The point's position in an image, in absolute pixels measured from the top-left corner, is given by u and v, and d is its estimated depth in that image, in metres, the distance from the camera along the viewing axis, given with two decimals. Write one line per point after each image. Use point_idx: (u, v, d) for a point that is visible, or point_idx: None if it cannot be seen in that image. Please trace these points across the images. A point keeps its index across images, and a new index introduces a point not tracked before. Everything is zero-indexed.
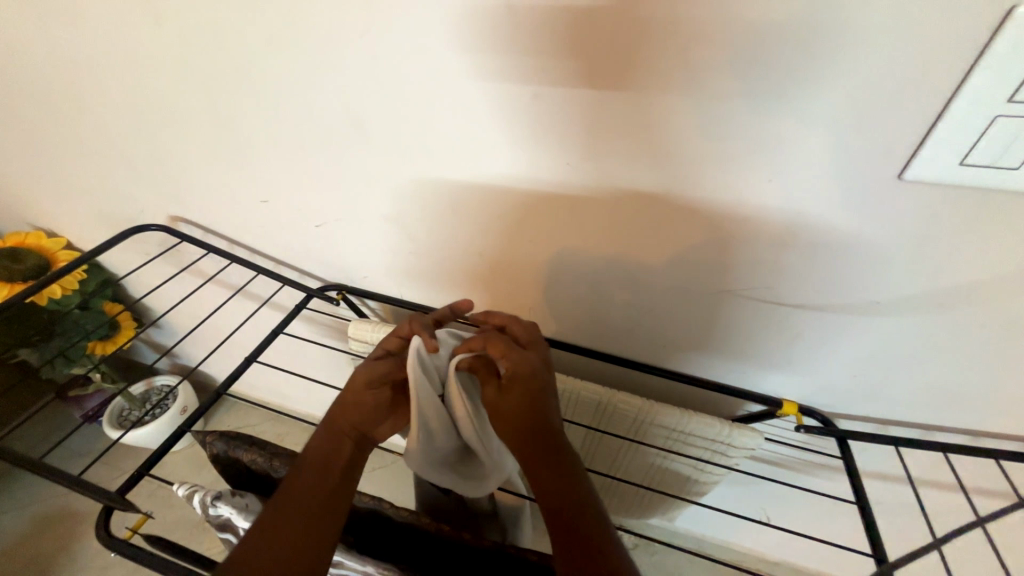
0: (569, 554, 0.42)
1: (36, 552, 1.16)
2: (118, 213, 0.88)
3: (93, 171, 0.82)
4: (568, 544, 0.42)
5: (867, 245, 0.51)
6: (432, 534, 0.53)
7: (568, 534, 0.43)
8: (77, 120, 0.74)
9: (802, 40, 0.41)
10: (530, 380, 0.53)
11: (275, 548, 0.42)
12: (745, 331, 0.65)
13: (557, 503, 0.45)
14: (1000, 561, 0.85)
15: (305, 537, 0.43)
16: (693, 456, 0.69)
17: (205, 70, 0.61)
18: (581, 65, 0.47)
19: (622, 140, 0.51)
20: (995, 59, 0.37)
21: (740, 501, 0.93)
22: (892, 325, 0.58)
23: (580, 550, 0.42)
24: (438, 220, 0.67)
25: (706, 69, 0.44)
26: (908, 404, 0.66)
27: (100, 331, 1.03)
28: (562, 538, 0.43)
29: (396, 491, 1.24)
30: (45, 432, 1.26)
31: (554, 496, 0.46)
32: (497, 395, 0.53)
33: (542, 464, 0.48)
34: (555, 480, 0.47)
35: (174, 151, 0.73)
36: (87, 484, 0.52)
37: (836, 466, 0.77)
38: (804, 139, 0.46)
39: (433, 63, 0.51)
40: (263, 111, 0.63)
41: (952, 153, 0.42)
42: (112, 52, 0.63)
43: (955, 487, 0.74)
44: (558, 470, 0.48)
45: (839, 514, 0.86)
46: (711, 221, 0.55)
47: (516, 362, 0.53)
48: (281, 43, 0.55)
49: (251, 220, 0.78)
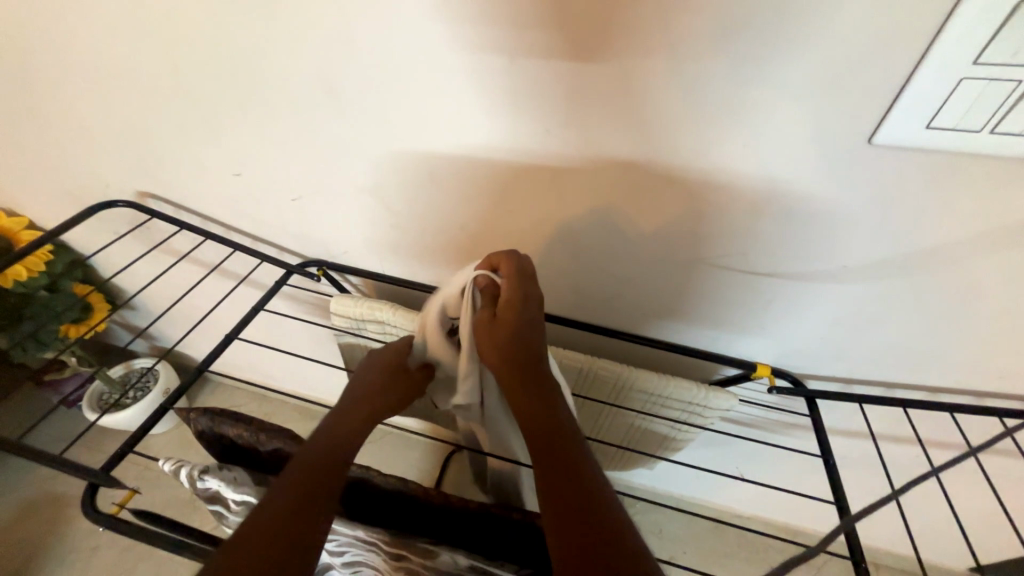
0: (549, 467, 0.44)
1: (23, 535, 1.16)
2: (81, 188, 0.84)
3: (49, 145, 0.78)
4: (545, 462, 0.45)
5: (838, 210, 0.53)
6: (421, 499, 0.54)
7: (548, 450, 0.45)
8: (26, 89, 0.70)
9: (779, 4, 0.40)
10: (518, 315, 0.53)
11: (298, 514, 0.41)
12: (720, 298, 0.67)
13: (538, 423, 0.48)
14: (950, 506, 0.92)
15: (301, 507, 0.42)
16: (672, 418, 0.72)
17: (164, 35, 0.57)
18: (558, 29, 0.46)
19: (600, 106, 0.50)
20: (962, 24, 0.38)
21: (716, 460, 0.98)
22: (859, 289, 0.60)
23: (556, 466, 0.44)
24: (418, 192, 0.66)
25: (684, 33, 0.43)
26: (872, 364, 0.70)
27: (71, 313, 0.99)
28: (542, 452, 0.45)
29: (385, 463, 1.27)
30: (22, 418, 1.24)
31: (535, 418, 0.48)
32: (490, 317, 0.54)
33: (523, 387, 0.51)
34: (537, 405, 0.50)
35: (136, 123, 0.69)
36: (68, 462, 0.52)
37: (805, 424, 0.81)
38: (780, 105, 0.46)
39: (406, 25, 0.49)
40: (229, 79, 0.60)
41: (919, 118, 0.43)
42: (59, 15, 0.59)
43: (912, 440, 0.79)
44: (540, 398, 0.50)
45: (807, 469, 0.91)
46: (689, 189, 0.55)
47: (510, 294, 0.54)
48: (244, 5, 0.52)
49: (223, 194, 0.76)
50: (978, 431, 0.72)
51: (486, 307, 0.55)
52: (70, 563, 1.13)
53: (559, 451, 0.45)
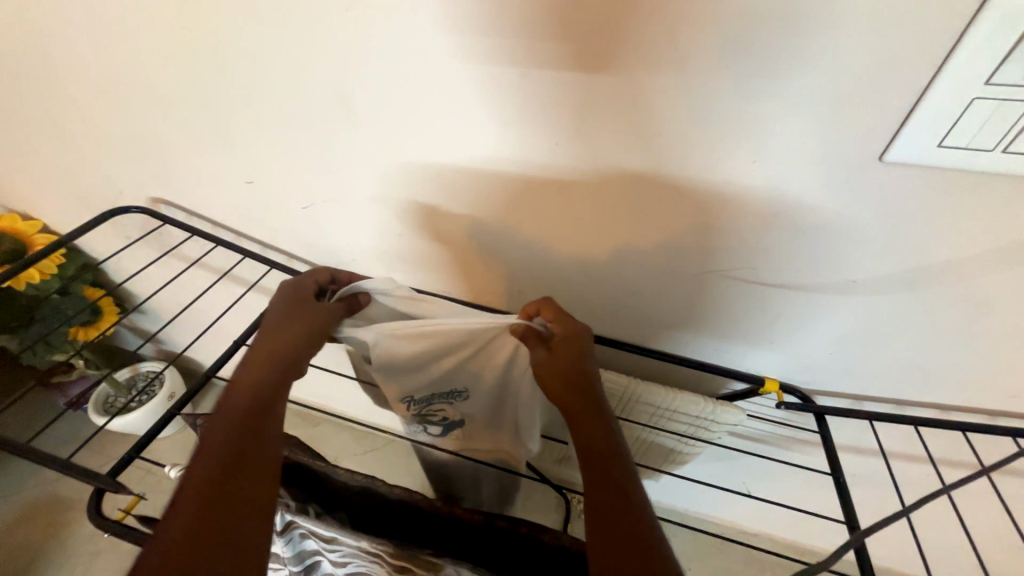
0: (599, 492, 0.45)
1: (26, 537, 1.16)
2: (96, 194, 0.86)
3: (67, 151, 0.79)
4: (596, 483, 0.45)
5: (848, 226, 0.53)
6: (425, 510, 0.54)
7: (597, 471, 0.46)
8: (47, 97, 0.71)
9: (789, 23, 0.41)
10: (578, 353, 0.52)
11: (224, 478, 0.42)
12: (728, 311, 0.66)
13: (593, 448, 0.48)
14: (962, 527, 0.90)
15: (231, 497, 0.41)
16: (679, 432, 0.72)
17: (183, 47, 0.59)
18: (570, 45, 0.47)
19: (610, 120, 0.51)
20: (973, 45, 0.38)
21: (723, 475, 0.97)
22: (869, 304, 0.60)
23: (606, 488, 0.45)
24: (427, 203, 0.67)
25: (694, 50, 0.44)
26: (881, 380, 0.69)
27: (81, 316, 1.01)
28: (594, 482, 0.46)
29: (388, 472, 1.26)
30: (29, 419, 1.24)
31: (587, 444, 0.48)
32: (547, 355, 0.52)
33: (584, 413, 0.50)
34: (597, 429, 0.49)
35: (152, 131, 0.71)
36: (76, 467, 0.52)
37: (813, 440, 0.80)
38: (789, 120, 0.46)
39: (418, 40, 0.50)
40: (244, 89, 0.61)
41: (930, 136, 0.43)
42: (83, 26, 0.60)
43: (923, 459, 0.78)
44: (596, 423, 0.49)
45: (815, 486, 0.90)
46: (697, 203, 0.55)
47: (567, 332, 0.52)
48: (262, 19, 0.53)
49: (235, 202, 0.77)
50: (991, 450, 0.71)
51: (537, 348, 0.53)
52: (71, 567, 1.12)
53: (608, 482, 0.45)
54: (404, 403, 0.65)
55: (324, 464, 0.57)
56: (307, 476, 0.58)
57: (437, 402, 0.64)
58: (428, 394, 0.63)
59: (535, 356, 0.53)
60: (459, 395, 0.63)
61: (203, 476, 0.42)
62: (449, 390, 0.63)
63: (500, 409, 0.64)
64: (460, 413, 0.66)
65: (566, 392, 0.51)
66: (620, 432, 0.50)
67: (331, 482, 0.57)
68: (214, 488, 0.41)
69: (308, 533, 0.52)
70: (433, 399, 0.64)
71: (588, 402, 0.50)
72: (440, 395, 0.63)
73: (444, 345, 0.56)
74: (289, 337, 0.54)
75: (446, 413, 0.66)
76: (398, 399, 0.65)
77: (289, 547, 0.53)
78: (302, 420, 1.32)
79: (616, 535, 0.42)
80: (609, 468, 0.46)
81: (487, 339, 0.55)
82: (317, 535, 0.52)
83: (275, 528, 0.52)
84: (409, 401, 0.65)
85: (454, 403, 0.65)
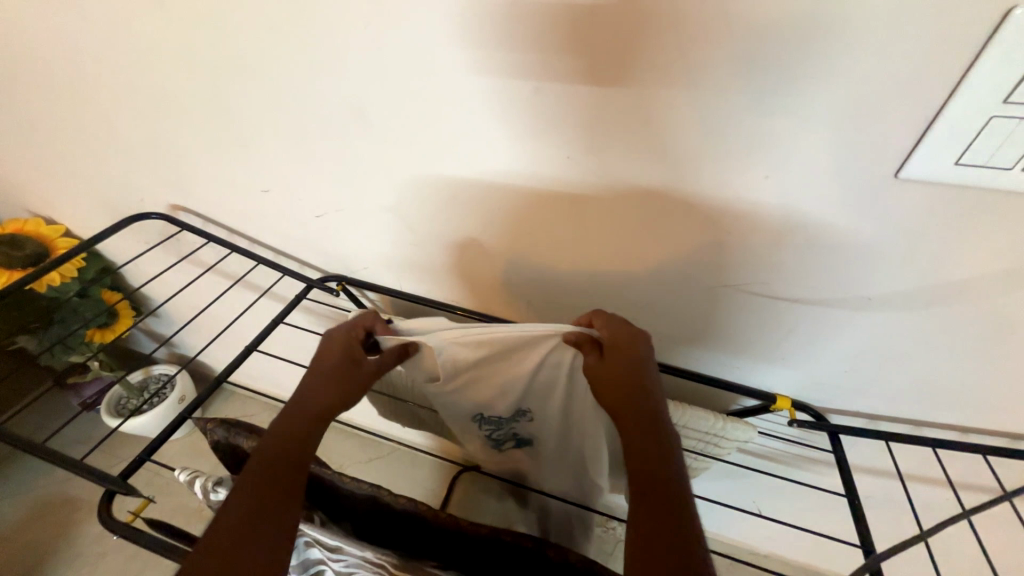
0: (643, 501, 0.44)
1: (35, 537, 1.17)
2: (117, 200, 0.88)
3: (91, 158, 0.82)
4: (642, 490, 0.45)
5: (863, 243, 0.52)
6: (434, 523, 0.54)
7: (644, 480, 0.45)
8: (75, 106, 0.74)
9: (803, 40, 0.41)
10: (635, 356, 0.52)
11: (244, 526, 0.41)
12: (740, 326, 0.66)
13: (640, 456, 0.47)
14: (984, 553, 0.87)
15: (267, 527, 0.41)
16: (689, 449, 0.71)
17: (204, 58, 0.60)
18: (583, 58, 0.47)
19: (621, 134, 0.51)
20: (989, 63, 0.38)
21: (732, 493, 0.95)
22: (885, 321, 0.59)
23: (651, 496, 0.44)
24: (440, 214, 0.68)
25: (707, 65, 0.44)
26: (898, 400, 0.68)
27: (99, 319, 1.03)
28: (643, 501, 0.44)
29: (394, 481, 1.26)
30: (43, 420, 1.27)
31: (641, 459, 0.47)
32: (600, 362, 0.53)
33: (632, 427, 0.49)
34: (651, 447, 0.47)
35: (173, 139, 0.73)
36: (89, 468, 0.53)
37: (826, 460, 0.78)
38: (803, 135, 0.46)
39: (434, 56, 0.51)
40: (262, 99, 0.62)
41: (947, 153, 0.43)
42: (110, 38, 0.63)
43: (942, 482, 0.75)
44: (649, 438, 0.48)
45: (829, 507, 0.88)
46: (710, 218, 0.55)
47: (616, 329, 0.54)
48: (281, 31, 0.55)
49: (251, 210, 0.79)
50: (1014, 475, 0.68)
51: (590, 354, 0.53)
52: (78, 568, 1.13)
53: (659, 498, 0.44)
54: (475, 426, 0.70)
55: (333, 473, 0.57)
56: (316, 486, 0.59)
57: (504, 425, 0.68)
58: (497, 416, 0.67)
59: (587, 363, 0.53)
60: (523, 417, 0.66)
61: (225, 527, 0.41)
62: (517, 411, 0.66)
63: (561, 429, 0.65)
64: (529, 433, 0.68)
65: (619, 400, 0.51)
66: (676, 449, 0.48)
67: (339, 491, 0.57)
68: (234, 539, 0.40)
69: (313, 541, 0.52)
70: (501, 421, 0.68)
71: (637, 413, 0.49)
72: (507, 417, 0.67)
73: (506, 357, 0.59)
74: (332, 389, 0.54)
75: (516, 432, 0.69)
76: (469, 421, 0.69)
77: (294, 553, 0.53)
78: None
79: (660, 560, 0.40)
80: (654, 478, 0.45)
81: (544, 350, 0.57)
82: (322, 544, 0.51)
83: None
84: (479, 423, 0.69)
85: (521, 423, 0.68)
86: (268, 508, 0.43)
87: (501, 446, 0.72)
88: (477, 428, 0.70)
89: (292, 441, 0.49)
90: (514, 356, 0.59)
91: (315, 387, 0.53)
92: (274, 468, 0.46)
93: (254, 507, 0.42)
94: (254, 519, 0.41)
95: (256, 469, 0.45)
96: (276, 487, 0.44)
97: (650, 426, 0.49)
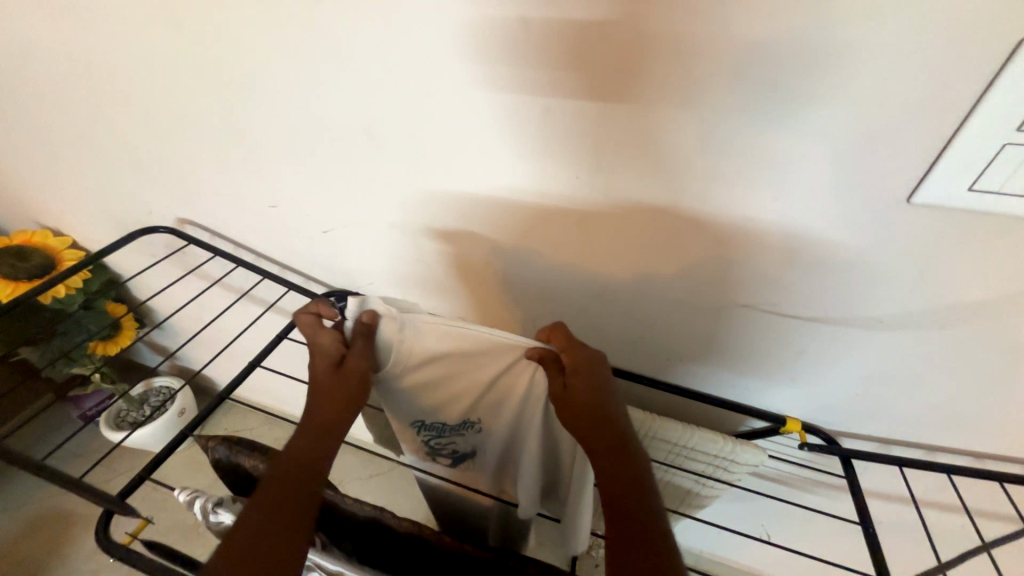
0: (619, 533, 0.44)
1: (29, 553, 1.15)
2: (126, 214, 0.89)
3: (102, 173, 0.83)
4: (617, 522, 0.45)
5: (873, 265, 0.52)
6: (435, 546, 0.53)
7: (619, 509, 0.45)
8: (88, 122, 0.75)
9: (812, 66, 0.41)
10: (598, 385, 0.50)
11: (257, 544, 0.41)
12: (748, 345, 0.65)
13: (615, 483, 0.46)
14: None
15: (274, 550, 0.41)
16: (697, 472, 0.69)
17: (218, 76, 0.61)
18: (592, 80, 0.48)
19: (629, 154, 0.52)
20: (1000, 92, 0.38)
21: (739, 517, 0.93)
22: (896, 343, 0.58)
23: (626, 528, 0.44)
24: (447, 232, 0.68)
25: (716, 89, 0.45)
26: (911, 424, 0.66)
27: (102, 332, 1.03)
28: (619, 533, 0.44)
29: (394, 499, 1.24)
30: (42, 432, 1.26)
31: (614, 488, 0.46)
32: (565, 389, 0.50)
33: (609, 445, 0.48)
34: (626, 468, 0.47)
35: (184, 155, 0.73)
36: (88, 487, 0.52)
37: (837, 484, 0.77)
38: (812, 158, 0.46)
39: (445, 77, 0.52)
40: (274, 117, 0.63)
41: (959, 179, 0.43)
42: (125, 57, 0.64)
43: (957, 508, 0.73)
44: (620, 463, 0.48)
45: (841, 533, 0.85)
46: (718, 239, 0.55)
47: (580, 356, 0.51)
48: (294, 51, 0.56)
49: (258, 225, 0.79)
50: None
51: (554, 378, 0.51)
52: None
53: (633, 528, 0.44)
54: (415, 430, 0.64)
55: (332, 492, 0.55)
56: (316, 507, 0.58)
57: (448, 434, 0.63)
58: (441, 422, 0.62)
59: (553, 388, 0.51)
60: (470, 427, 0.61)
61: (237, 546, 0.41)
62: (463, 421, 0.61)
63: (511, 450, 0.62)
64: (471, 445, 0.64)
65: (586, 423, 0.49)
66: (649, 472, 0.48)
67: (339, 511, 0.56)
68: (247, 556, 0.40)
69: (314, 564, 0.51)
70: (445, 431, 0.63)
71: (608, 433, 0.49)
72: (453, 427, 0.62)
73: (463, 369, 0.55)
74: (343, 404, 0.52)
75: (456, 446, 0.65)
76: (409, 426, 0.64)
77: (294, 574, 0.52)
78: None
79: None
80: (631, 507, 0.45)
81: (503, 363, 0.54)
82: (323, 568, 0.50)
83: None
84: (420, 428, 0.64)
85: (464, 435, 0.63)
86: (279, 526, 0.43)
87: (436, 456, 0.68)
88: (416, 433, 0.65)
89: (304, 458, 0.49)
90: (474, 362, 0.55)
91: (325, 398, 0.52)
92: (287, 485, 0.46)
93: (267, 524, 0.42)
94: (267, 538, 0.42)
95: (270, 486, 0.46)
96: (289, 504, 0.45)
97: (624, 447, 0.48)
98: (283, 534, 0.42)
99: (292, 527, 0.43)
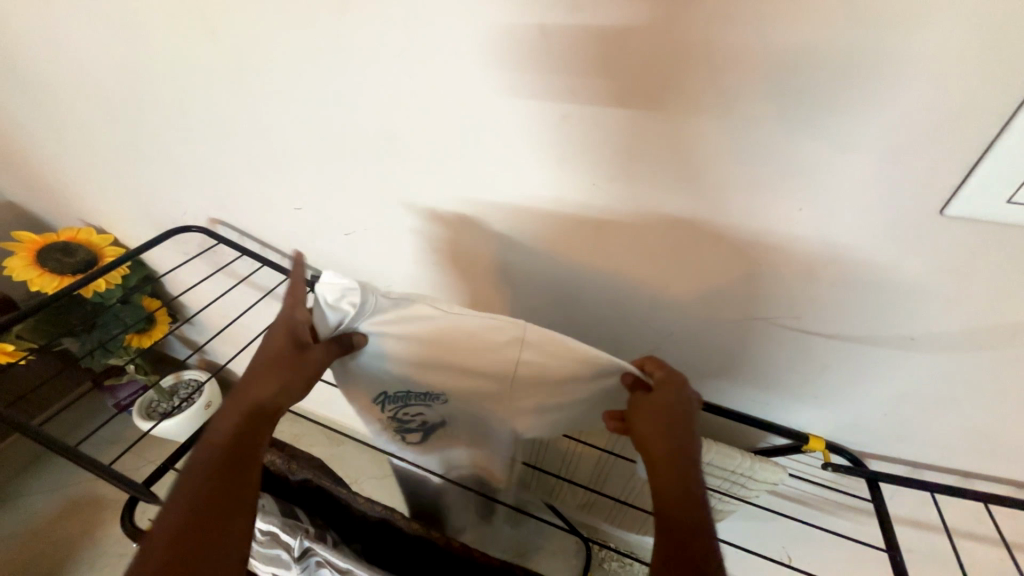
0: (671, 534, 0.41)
1: (64, 533, 1.21)
2: (162, 214, 0.94)
3: (142, 174, 0.87)
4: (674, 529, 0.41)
5: (905, 279, 0.50)
6: (445, 549, 0.54)
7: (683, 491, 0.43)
8: (131, 126, 0.79)
9: (846, 76, 0.40)
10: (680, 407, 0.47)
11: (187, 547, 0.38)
12: (770, 360, 0.63)
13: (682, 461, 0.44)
14: None
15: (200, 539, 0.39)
16: (713, 488, 0.68)
17: (250, 82, 0.64)
18: (616, 88, 0.47)
19: (652, 163, 0.51)
20: None
21: (756, 536, 0.90)
22: (928, 363, 0.56)
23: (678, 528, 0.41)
24: (464, 237, 0.69)
25: (745, 96, 0.43)
26: (942, 446, 0.64)
27: (138, 324, 1.07)
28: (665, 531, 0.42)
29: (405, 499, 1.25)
30: (80, 419, 1.33)
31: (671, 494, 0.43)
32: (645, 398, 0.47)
33: (664, 462, 0.44)
34: (674, 491, 0.43)
35: (218, 159, 0.77)
36: (117, 475, 0.54)
37: (864, 508, 0.73)
38: (844, 169, 0.45)
39: (469, 84, 0.53)
40: (303, 123, 0.65)
41: (998, 192, 0.41)
42: (168, 66, 0.67)
43: (994, 540, 0.69)
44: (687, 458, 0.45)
45: (867, 561, 0.81)
46: (741, 250, 0.54)
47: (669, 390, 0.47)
48: (323, 58, 0.57)
49: (284, 227, 0.82)
50: None
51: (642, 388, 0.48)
52: (100, 569, 1.17)
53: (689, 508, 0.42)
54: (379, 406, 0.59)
55: (347, 490, 0.57)
56: (329, 502, 0.60)
57: (414, 405, 0.59)
58: (405, 390, 0.57)
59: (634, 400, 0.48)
60: (437, 399, 0.57)
61: (159, 556, 0.37)
62: (426, 392, 0.57)
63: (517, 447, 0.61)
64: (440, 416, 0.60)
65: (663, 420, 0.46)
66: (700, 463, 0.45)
67: (351, 510, 0.58)
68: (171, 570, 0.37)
69: (324, 561, 0.53)
70: (410, 399, 0.58)
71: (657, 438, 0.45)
72: (417, 396, 0.57)
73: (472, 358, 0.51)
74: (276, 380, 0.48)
75: (426, 418, 0.61)
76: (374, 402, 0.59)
77: (262, 547, 0.55)
78: (328, 442, 1.35)
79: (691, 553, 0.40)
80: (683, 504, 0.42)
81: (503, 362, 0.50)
82: (332, 565, 0.52)
83: (293, 553, 0.54)
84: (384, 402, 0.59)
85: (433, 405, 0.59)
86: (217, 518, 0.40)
87: (405, 433, 0.63)
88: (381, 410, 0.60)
89: (239, 446, 0.45)
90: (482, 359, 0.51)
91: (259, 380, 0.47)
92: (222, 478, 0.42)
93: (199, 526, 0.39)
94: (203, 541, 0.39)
95: (197, 485, 0.41)
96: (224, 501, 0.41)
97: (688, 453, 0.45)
98: (219, 532, 0.40)
99: (232, 525, 0.41)
